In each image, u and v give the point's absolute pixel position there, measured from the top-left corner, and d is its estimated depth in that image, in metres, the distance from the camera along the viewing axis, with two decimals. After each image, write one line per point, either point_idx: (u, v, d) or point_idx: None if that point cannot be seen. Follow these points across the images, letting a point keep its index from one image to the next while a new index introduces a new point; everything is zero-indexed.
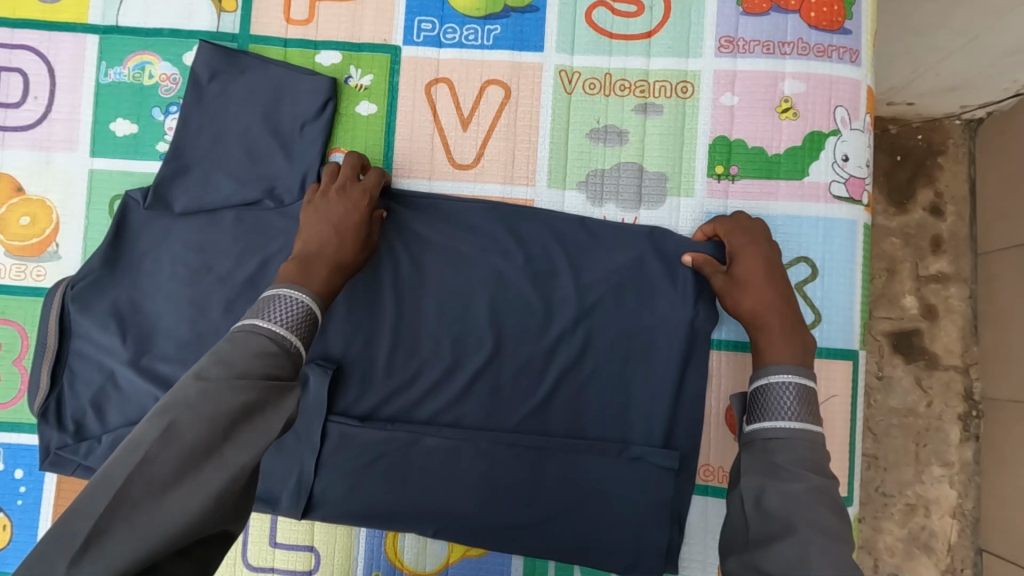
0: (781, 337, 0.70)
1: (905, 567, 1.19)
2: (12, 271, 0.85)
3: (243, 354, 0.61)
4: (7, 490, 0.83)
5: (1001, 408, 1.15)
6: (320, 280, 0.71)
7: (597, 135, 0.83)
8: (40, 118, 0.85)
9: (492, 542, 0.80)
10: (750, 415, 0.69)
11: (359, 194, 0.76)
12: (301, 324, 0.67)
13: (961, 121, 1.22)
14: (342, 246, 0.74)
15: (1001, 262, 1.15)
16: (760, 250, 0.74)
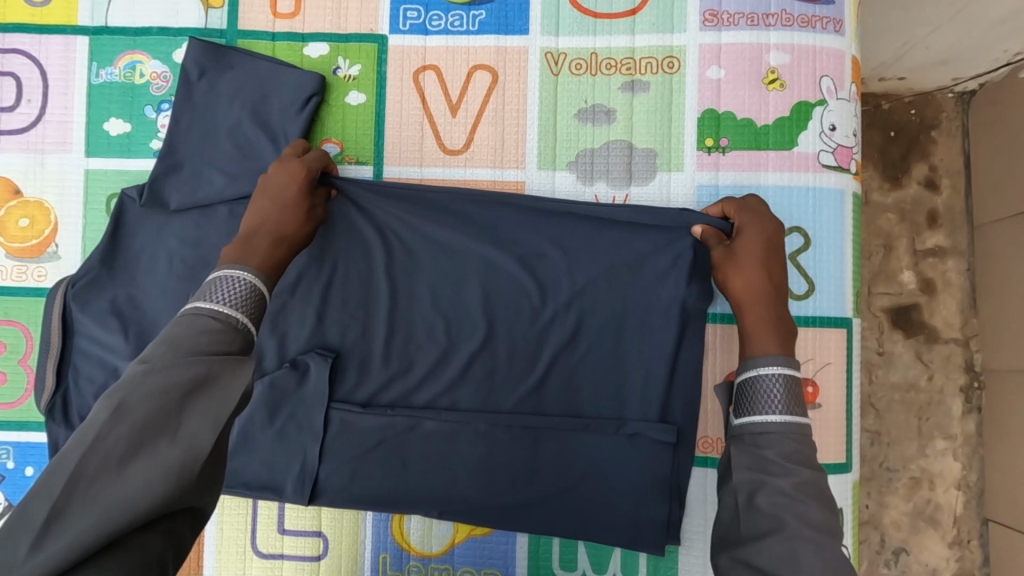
0: (764, 326, 0.70)
1: (911, 541, 1.20)
2: (14, 273, 0.86)
3: (187, 334, 0.61)
4: (19, 487, 0.84)
5: (1001, 378, 1.16)
6: (261, 253, 0.71)
7: (585, 115, 0.83)
8: (34, 120, 0.86)
9: (496, 521, 0.81)
10: (738, 405, 0.69)
11: (295, 168, 0.76)
12: (248, 303, 0.67)
13: (954, 94, 1.22)
14: (282, 220, 0.74)
15: (998, 233, 1.15)
16: (762, 230, 0.74)
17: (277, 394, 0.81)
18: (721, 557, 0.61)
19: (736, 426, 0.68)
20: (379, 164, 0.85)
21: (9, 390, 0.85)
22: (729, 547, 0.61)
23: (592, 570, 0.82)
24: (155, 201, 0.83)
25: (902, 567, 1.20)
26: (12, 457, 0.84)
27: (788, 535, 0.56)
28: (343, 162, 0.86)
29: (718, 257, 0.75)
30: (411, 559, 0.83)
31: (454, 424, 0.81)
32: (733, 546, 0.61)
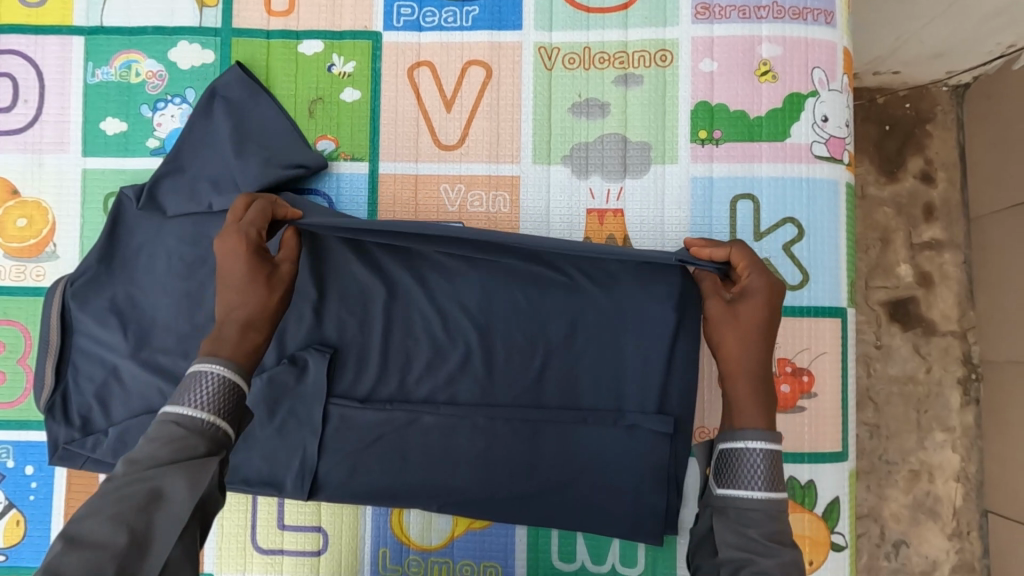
0: (752, 401, 0.71)
1: (911, 533, 1.20)
2: (13, 273, 0.86)
3: (151, 446, 0.59)
4: (20, 486, 0.84)
5: (1000, 370, 1.16)
6: (232, 343, 0.67)
7: (579, 109, 0.84)
8: (31, 121, 0.87)
9: (495, 514, 0.82)
10: (719, 474, 0.69)
11: (235, 240, 0.71)
12: (219, 400, 0.63)
13: (948, 88, 1.23)
14: (244, 304, 0.70)
15: (995, 225, 1.15)
16: (761, 300, 0.72)
17: (276, 390, 0.81)
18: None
19: (715, 494, 0.69)
20: (374, 160, 0.86)
21: (8, 390, 0.85)
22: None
23: (592, 562, 0.82)
24: (151, 197, 0.83)
25: (903, 560, 1.19)
26: (12, 457, 0.85)
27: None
28: (338, 158, 0.86)
29: (713, 311, 0.75)
30: (411, 553, 0.83)
31: (453, 418, 0.81)
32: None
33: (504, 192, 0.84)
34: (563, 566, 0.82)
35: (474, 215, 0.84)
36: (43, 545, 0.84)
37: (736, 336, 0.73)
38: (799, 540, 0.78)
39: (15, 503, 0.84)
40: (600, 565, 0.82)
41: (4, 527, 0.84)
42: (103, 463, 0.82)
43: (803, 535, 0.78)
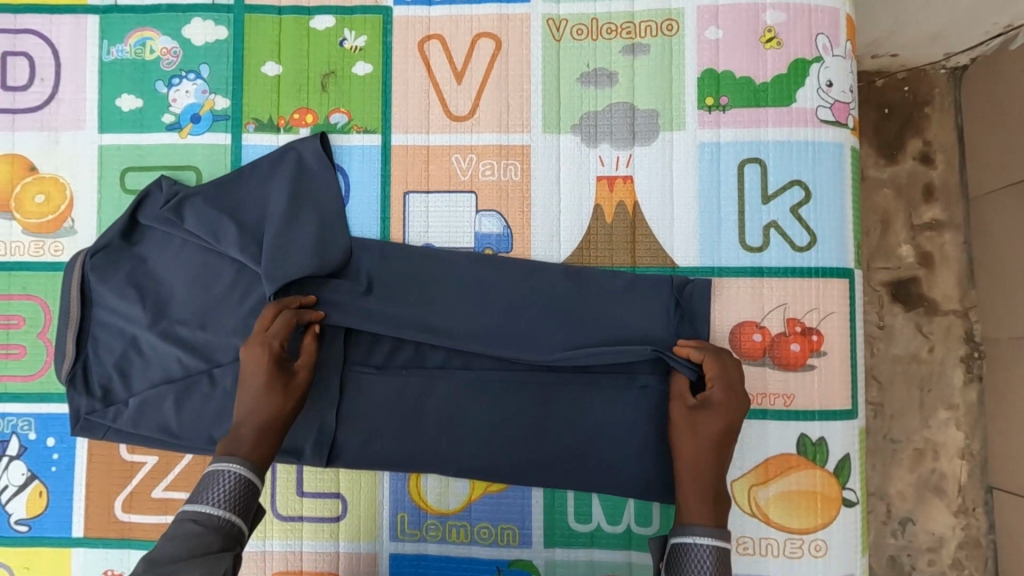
0: (699, 497, 0.71)
1: (917, 511, 1.21)
2: (31, 248, 0.87)
3: (170, 545, 0.63)
4: (41, 458, 0.86)
5: (1002, 347, 1.17)
6: (248, 442, 0.72)
7: (588, 78, 0.85)
8: (47, 99, 0.88)
9: (511, 477, 0.82)
10: (670, 565, 0.69)
11: (260, 349, 0.75)
12: (235, 498, 0.68)
13: (946, 71, 1.24)
14: (258, 408, 0.73)
15: (996, 205, 1.16)
16: (725, 415, 0.73)
17: None
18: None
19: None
20: (385, 132, 0.87)
21: (28, 363, 0.87)
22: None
23: (607, 523, 0.83)
24: (183, 201, 0.84)
25: (909, 538, 1.21)
26: (33, 429, 0.86)
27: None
28: (351, 131, 0.87)
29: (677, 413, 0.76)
30: (429, 518, 0.84)
31: (468, 382, 0.83)
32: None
33: (514, 161, 0.86)
34: (579, 527, 0.83)
35: (486, 183, 0.86)
36: (65, 515, 0.85)
37: (691, 433, 0.74)
38: (812, 496, 0.79)
39: (37, 474, 0.85)
40: (616, 525, 0.83)
41: (26, 499, 0.85)
42: (125, 433, 0.83)
43: (816, 492, 0.79)
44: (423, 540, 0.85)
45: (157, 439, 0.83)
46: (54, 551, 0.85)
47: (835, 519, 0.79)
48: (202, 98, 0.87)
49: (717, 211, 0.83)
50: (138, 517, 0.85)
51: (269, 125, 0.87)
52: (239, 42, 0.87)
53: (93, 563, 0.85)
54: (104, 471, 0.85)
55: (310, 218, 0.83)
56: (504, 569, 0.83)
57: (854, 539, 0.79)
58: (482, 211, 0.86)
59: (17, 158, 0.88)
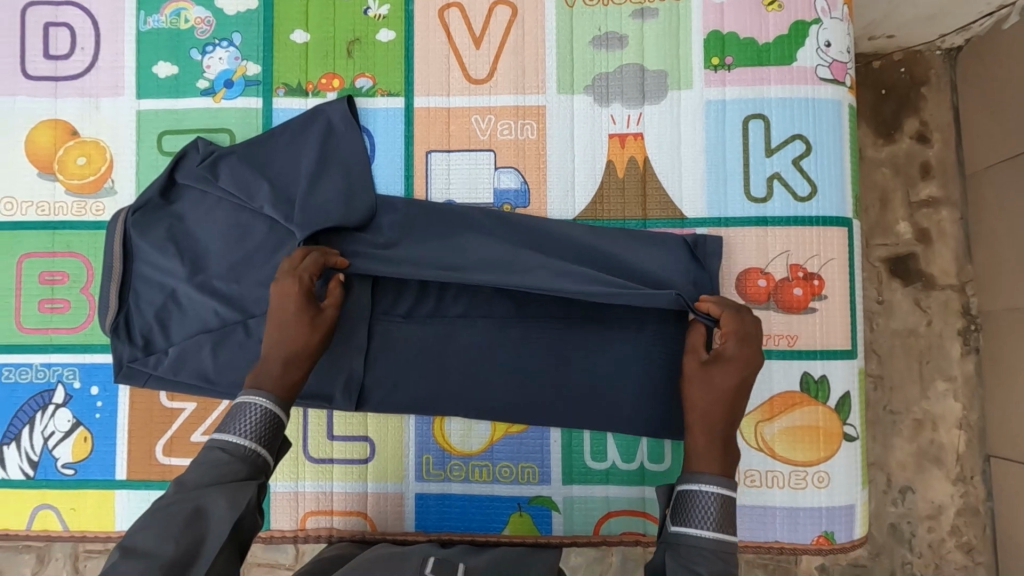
0: (709, 446, 0.71)
1: (917, 481, 1.14)
2: (74, 208, 0.92)
3: (201, 470, 0.66)
4: (85, 405, 0.90)
5: (998, 320, 1.09)
6: (272, 379, 0.73)
7: (599, 42, 0.90)
8: (88, 67, 0.93)
9: (531, 418, 0.87)
10: (674, 514, 0.69)
11: (291, 281, 0.77)
12: (262, 429, 0.69)
13: (942, 52, 1.16)
14: (284, 344, 0.75)
15: (990, 181, 1.09)
16: (739, 362, 0.74)
17: None
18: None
19: (669, 535, 0.68)
20: (408, 95, 0.92)
21: (72, 316, 0.92)
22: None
23: (622, 460, 0.88)
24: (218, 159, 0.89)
25: (908, 506, 1.13)
26: (78, 378, 0.91)
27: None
28: (376, 95, 0.92)
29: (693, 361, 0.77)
30: (453, 459, 0.89)
31: (490, 329, 0.88)
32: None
33: (530, 120, 0.91)
34: (595, 465, 0.88)
35: (504, 142, 0.91)
36: (107, 458, 0.90)
37: (701, 385, 0.75)
38: (815, 430, 0.84)
39: (82, 421, 0.90)
40: (630, 463, 0.88)
41: (72, 444, 0.90)
42: (165, 380, 0.88)
43: (818, 426, 0.84)
44: (447, 479, 0.89)
45: (194, 386, 0.88)
46: (100, 493, 0.90)
47: (837, 453, 0.84)
48: (235, 65, 0.92)
49: (723, 163, 0.88)
50: (178, 460, 0.90)
51: (298, 90, 0.92)
52: (269, 12, 0.92)
53: (136, 504, 0.90)
54: (146, 417, 0.90)
55: (338, 175, 0.88)
56: (525, 504, 0.88)
57: (854, 471, 0.85)
58: (502, 168, 0.91)
59: (60, 123, 0.93)
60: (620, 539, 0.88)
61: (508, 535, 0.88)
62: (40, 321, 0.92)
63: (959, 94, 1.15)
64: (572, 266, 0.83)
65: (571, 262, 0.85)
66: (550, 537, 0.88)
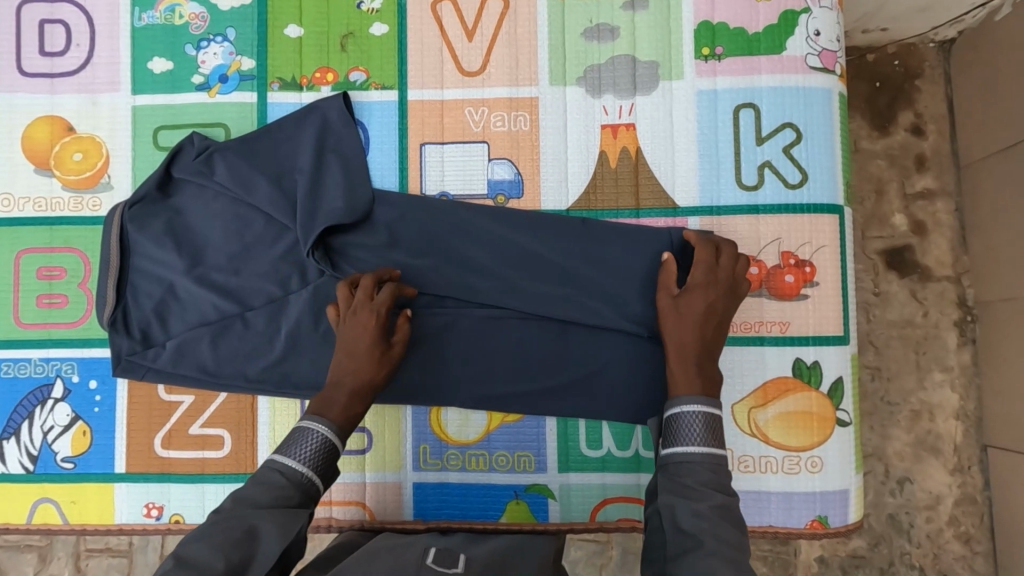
0: (688, 370, 0.73)
1: (915, 471, 1.14)
2: (71, 204, 0.93)
3: (257, 489, 0.69)
4: (85, 399, 0.91)
5: (993, 309, 1.10)
6: (339, 406, 0.75)
7: (591, 33, 0.91)
8: (83, 63, 0.94)
9: (527, 406, 0.88)
10: (664, 439, 0.71)
11: (368, 316, 0.77)
12: (318, 457, 0.72)
13: (934, 44, 1.17)
14: (356, 373, 0.77)
15: (985, 173, 1.09)
16: (705, 293, 0.77)
17: (322, 299, 0.88)
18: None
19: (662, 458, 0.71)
20: (402, 88, 0.93)
21: (71, 310, 0.92)
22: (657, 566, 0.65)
23: (617, 448, 0.89)
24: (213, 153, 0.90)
25: (907, 497, 1.14)
26: (77, 372, 0.91)
27: (706, 553, 0.61)
28: (370, 88, 0.93)
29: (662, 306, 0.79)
30: (450, 448, 0.90)
31: (485, 319, 0.88)
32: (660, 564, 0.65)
33: (524, 112, 0.91)
34: (591, 453, 0.89)
35: (498, 134, 0.91)
36: (107, 452, 0.91)
37: (673, 316, 0.77)
38: (808, 416, 0.85)
39: (81, 415, 0.91)
40: (626, 450, 0.89)
41: (72, 438, 0.91)
42: (163, 373, 0.89)
43: (811, 412, 0.85)
44: (445, 469, 0.90)
45: (193, 378, 0.89)
46: (99, 487, 0.91)
47: (831, 438, 0.85)
48: (230, 59, 0.93)
49: (715, 151, 0.88)
50: (177, 453, 0.91)
51: (292, 84, 0.93)
52: (263, 7, 0.93)
53: (135, 497, 0.90)
54: (145, 410, 0.91)
55: (334, 169, 0.89)
56: (522, 492, 0.89)
57: (849, 455, 0.85)
58: (495, 159, 0.91)
59: (57, 119, 0.94)
60: (617, 526, 0.89)
61: (505, 523, 0.89)
62: (39, 316, 0.92)
63: (953, 85, 1.16)
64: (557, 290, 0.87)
65: (564, 269, 0.87)
66: (547, 524, 0.89)
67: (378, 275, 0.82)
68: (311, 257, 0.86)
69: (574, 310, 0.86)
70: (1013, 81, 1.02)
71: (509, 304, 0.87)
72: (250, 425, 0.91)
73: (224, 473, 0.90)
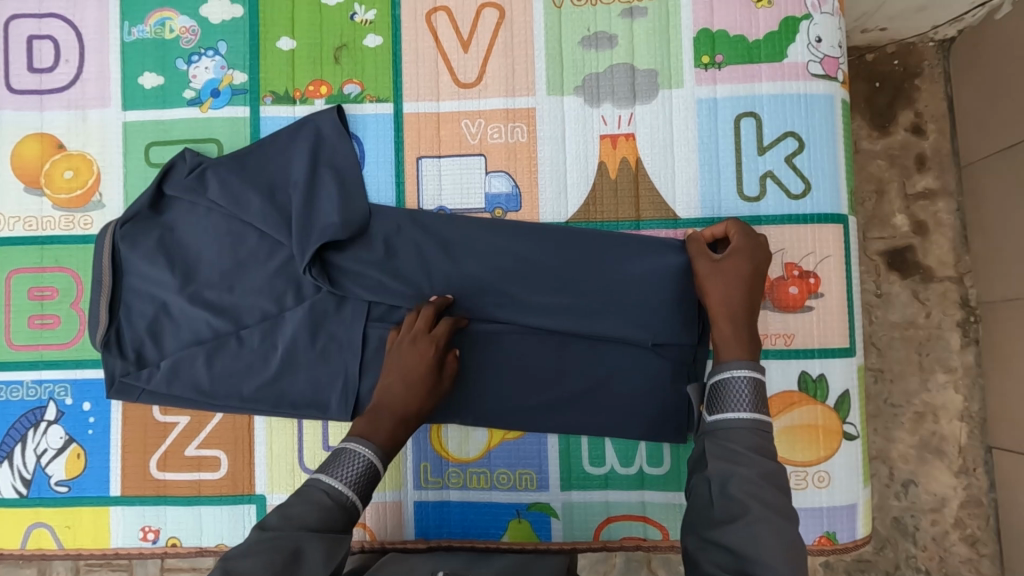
0: (732, 335, 0.74)
1: (919, 474, 1.13)
2: (62, 222, 0.91)
3: (301, 508, 0.68)
4: (78, 421, 0.90)
5: (996, 310, 1.08)
6: (386, 430, 0.75)
7: (589, 42, 0.89)
8: (73, 79, 0.92)
9: (529, 422, 0.86)
10: (711, 404, 0.72)
11: (427, 345, 0.78)
12: (362, 480, 0.71)
13: (934, 42, 1.16)
14: (407, 401, 0.76)
15: (986, 171, 1.08)
16: (750, 256, 0.78)
17: (318, 316, 0.87)
18: (692, 540, 0.65)
19: (708, 423, 0.71)
20: (397, 101, 0.91)
21: (63, 331, 0.91)
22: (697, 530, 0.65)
23: (620, 464, 0.87)
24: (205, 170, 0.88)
25: (912, 499, 1.13)
26: (70, 394, 0.90)
27: (752, 520, 0.61)
28: (364, 101, 0.91)
29: (703, 268, 0.79)
30: (450, 466, 0.89)
31: (484, 334, 0.86)
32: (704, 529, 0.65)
33: (521, 123, 0.90)
34: (594, 470, 0.88)
35: (495, 145, 0.90)
36: (102, 475, 0.89)
37: (718, 277, 0.78)
38: (813, 430, 0.84)
39: (75, 437, 0.89)
40: (629, 467, 0.87)
41: (65, 461, 0.89)
42: (157, 394, 0.87)
43: (816, 425, 0.84)
44: (445, 487, 0.89)
45: (189, 399, 0.87)
46: (94, 511, 0.89)
47: (836, 451, 0.84)
48: (221, 73, 0.91)
49: (716, 161, 0.87)
50: (173, 475, 0.89)
51: (285, 97, 0.91)
52: (255, 19, 0.91)
53: (131, 521, 0.89)
54: (139, 432, 0.90)
55: (329, 183, 0.87)
56: (524, 511, 0.88)
57: (855, 469, 0.84)
58: (493, 172, 0.90)
59: (46, 136, 0.92)
60: (621, 544, 0.87)
61: (508, 541, 0.88)
62: (30, 337, 0.91)
63: (954, 86, 1.14)
64: (557, 303, 0.85)
65: (563, 281, 0.86)
66: (550, 543, 0.87)
67: (437, 302, 0.82)
68: (308, 273, 0.84)
69: (575, 324, 0.84)
70: (1014, 79, 1.00)
71: (508, 319, 0.85)
72: (247, 446, 0.89)
73: (222, 495, 0.89)
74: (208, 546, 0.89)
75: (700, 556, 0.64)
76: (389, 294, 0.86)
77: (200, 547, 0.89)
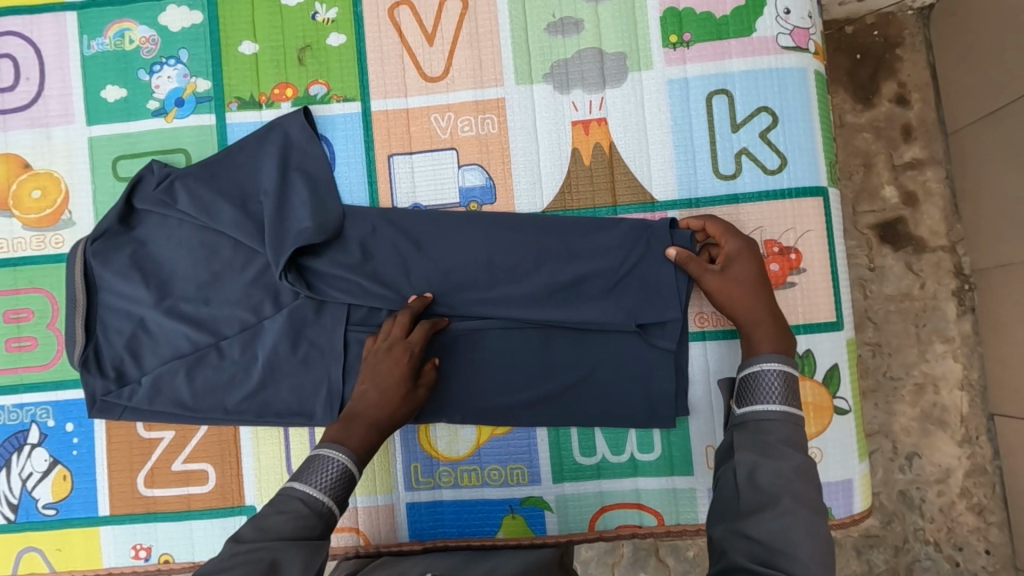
0: (768, 330, 0.74)
1: (922, 446, 1.12)
2: (33, 243, 0.90)
3: (277, 519, 0.67)
4: (62, 442, 0.89)
5: (991, 277, 1.07)
6: (360, 436, 0.74)
7: (555, 28, 0.88)
8: (34, 97, 0.91)
9: (517, 419, 0.85)
10: (740, 397, 0.70)
11: (401, 352, 0.78)
12: (338, 486, 0.71)
13: (913, 11, 1.14)
14: (379, 412, 0.75)
15: (973, 137, 1.06)
16: (754, 257, 0.77)
17: (298, 322, 0.86)
18: (716, 528, 0.63)
19: (737, 416, 0.70)
20: (365, 99, 0.90)
21: (42, 353, 0.90)
22: (726, 519, 0.62)
23: (612, 454, 0.86)
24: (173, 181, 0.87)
25: (917, 471, 1.12)
26: (52, 416, 0.89)
27: (781, 512, 0.59)
28: (331, 101, 0.90)
29: (711, 284, 0.77)
30: (441, 465, 0.87)
31: (467, 334, 0.85)
32: (731, 519, 0.62)
33: (491, 114, 0.89)
34: (586, 461, 0.86)
35: (466, 138, 0.89)
36: (88, 496, 0.88)
37: (733, 286, 0.76)
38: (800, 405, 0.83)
39: (60, 459, 0.88)
40: (621, 455, 0.86)
41: (51, 484, 0.88)
42: (141, 411, 0.86)
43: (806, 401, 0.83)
44: (437, 486, 0.87)
45: (172, 413, 0.86)
46: (84, 532, 0.88)
47: (829, 425, 0.83)
48: (184, 82, 0.90)
49: (691, 141, 0.86)
50: (161, 491, 0.88)
51: (251, 102, 0.90)
52: (215, 25, 0.90)
53: (122, 539, 0.88)
54: (126, 449, 0.88)
55: (301, 187, 0.86)
56: (518, 506, 0.87)
57: (850, 444, 0.83)
58: (465, 166, 0.89)
59: (11, 156, 0.91)
60: (617, 533, 0.86)
61: (502, 538, 0.87)
62: (9, 361, 0.90)
63: (936, 54, 1.13)
64: (539, 296, 0.84)
65: (544, 273, 0.84)
66: (545, 537, 0.86)
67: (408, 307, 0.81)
68: (284, 279, 0.83)
69: (558, 315, 0.83)
70: (997, 43, 0.98)
71: (492, 314, 0.84)
72: (234, 457, 0.88)
73: (212, 508, 0.88)
74: (201, 560, 0.88)
75: (724, 544, 0.61)
76: (369, 297, 0.84)
77: (193, 562, 0.88)
